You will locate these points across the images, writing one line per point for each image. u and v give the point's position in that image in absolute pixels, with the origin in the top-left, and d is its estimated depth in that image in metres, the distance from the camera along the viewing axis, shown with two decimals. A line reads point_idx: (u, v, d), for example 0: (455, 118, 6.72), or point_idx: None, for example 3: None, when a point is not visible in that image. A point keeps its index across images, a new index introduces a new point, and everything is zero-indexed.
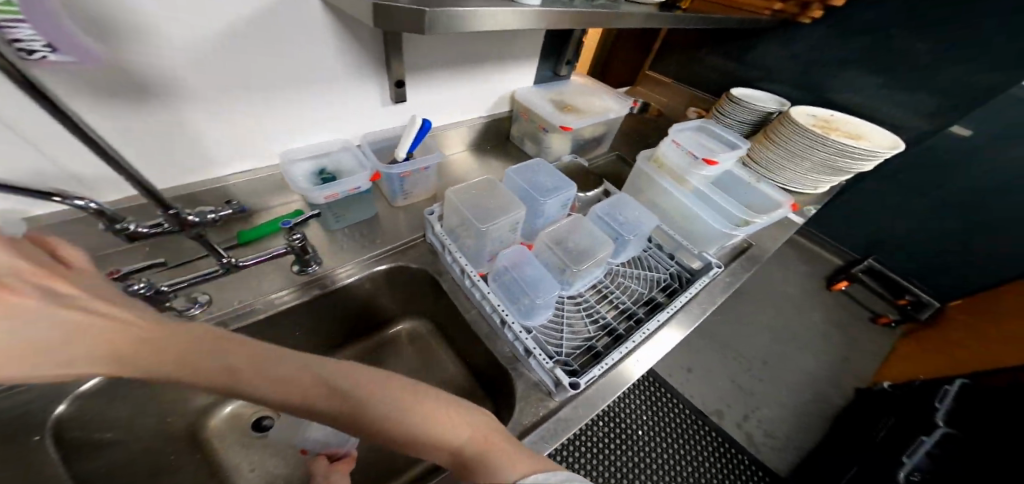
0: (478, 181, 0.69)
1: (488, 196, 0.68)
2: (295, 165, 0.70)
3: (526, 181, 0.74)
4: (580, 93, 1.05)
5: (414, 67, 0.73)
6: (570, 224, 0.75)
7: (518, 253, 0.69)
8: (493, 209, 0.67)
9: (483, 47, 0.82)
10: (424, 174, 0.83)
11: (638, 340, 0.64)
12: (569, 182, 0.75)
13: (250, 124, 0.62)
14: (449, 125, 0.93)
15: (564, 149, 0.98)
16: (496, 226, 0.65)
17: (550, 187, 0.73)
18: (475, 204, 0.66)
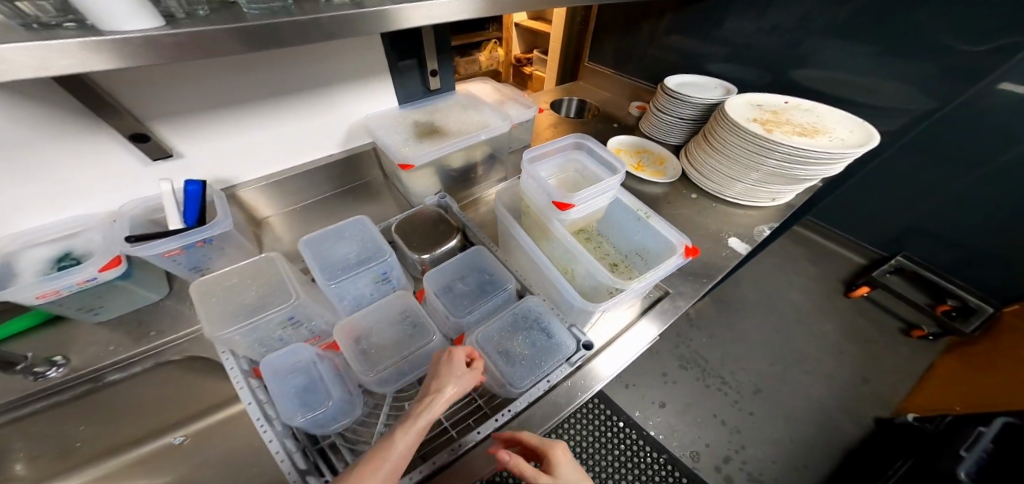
0: (246, 264, 0.56)
1: (248, 285, 0.55)
2: (34, 251, 0.55)
3: (323, 253, 0.60)
4: (456, 111, 0.85)
5: (159, 114, 0.57)
6: (381, 306, 0.62)
7: (306, 348, 0.57)
8: (248, 303, 0.53)
9: (272, 74, 0.64)
10: (227, 245, 0.64)
11: (453, 455, 0.51)
12: (381, 248, 0.61)
13: None
14: (284, 168, 0.77)
15: (429, 187, 0.80)
16: (251, 325, 0.51)
17: (353, 258, 0.60)
18: (224, 297, 0.53)
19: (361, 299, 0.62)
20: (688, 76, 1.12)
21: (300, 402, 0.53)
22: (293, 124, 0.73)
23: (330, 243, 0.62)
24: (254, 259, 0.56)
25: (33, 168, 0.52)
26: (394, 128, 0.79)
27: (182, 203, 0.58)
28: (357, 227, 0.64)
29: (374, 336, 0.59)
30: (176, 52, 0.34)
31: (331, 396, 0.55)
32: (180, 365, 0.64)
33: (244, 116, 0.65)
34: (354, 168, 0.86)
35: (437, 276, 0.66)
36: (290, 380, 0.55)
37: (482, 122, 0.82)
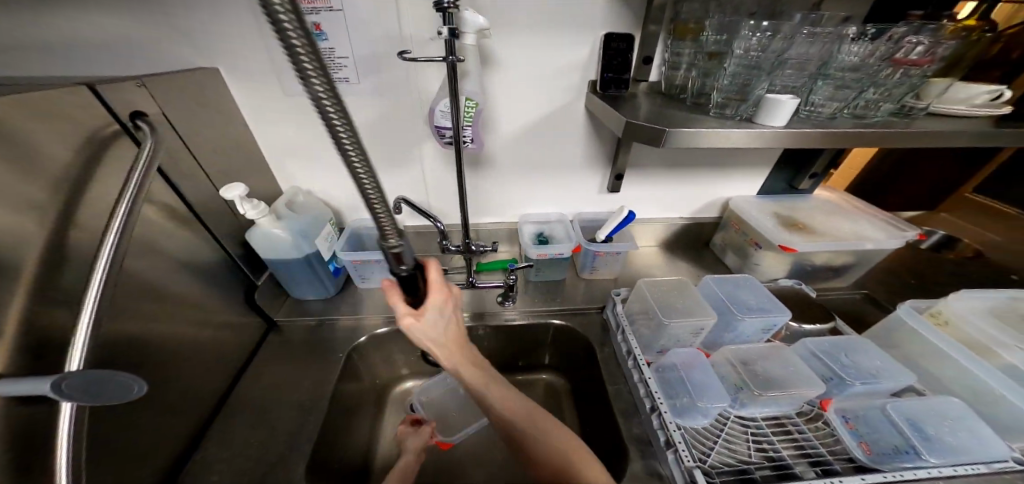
0: (670, 280, 0.72)
1: (672, 294, 0.70)
2: (528, 224, 0.96)
3: (722, 294, 0.68)
4: (823, 213, 0.88)
5: (635, 163, 0.89)
6: (767, 350, 0.62)
7: (682, 353, 0.64)
8: (672, 306, 0.67)
9: (712, 154, 0.87)
10: (617, 259, 0.90)
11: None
12: (783, 308, 0.64)
13: (512, 195, 0.93)
14: (650, 218, 1.00)
15: (780, 270, 0.84)
16: (681, 323, 0.63)
17: (754, 305, 0.65)
18: (667, 298, 0.68)
19: (742, 335, 0.65)
20: None
21: (673, 391, 0.60)
22: (682, 189, 0.95)
23: (726, 289, 0.69)
24: (672, 278, 0.72)
25: (566, 175, 0.91)
26: (759, 213, 0.89)
27: (619, 222, 0.85)
28: (752, 284, 0.70)
29: (757, 368, 0.59)
30: (779, 138, 0.55)
31: (711, 401, 0.55)
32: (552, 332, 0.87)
33: (662, 179, 0.92)
34: (691, 232, 1.02)
35: (816, 341, 0.62)
36: (666, 371, 0.63)
37: (858, 231, 0.81)
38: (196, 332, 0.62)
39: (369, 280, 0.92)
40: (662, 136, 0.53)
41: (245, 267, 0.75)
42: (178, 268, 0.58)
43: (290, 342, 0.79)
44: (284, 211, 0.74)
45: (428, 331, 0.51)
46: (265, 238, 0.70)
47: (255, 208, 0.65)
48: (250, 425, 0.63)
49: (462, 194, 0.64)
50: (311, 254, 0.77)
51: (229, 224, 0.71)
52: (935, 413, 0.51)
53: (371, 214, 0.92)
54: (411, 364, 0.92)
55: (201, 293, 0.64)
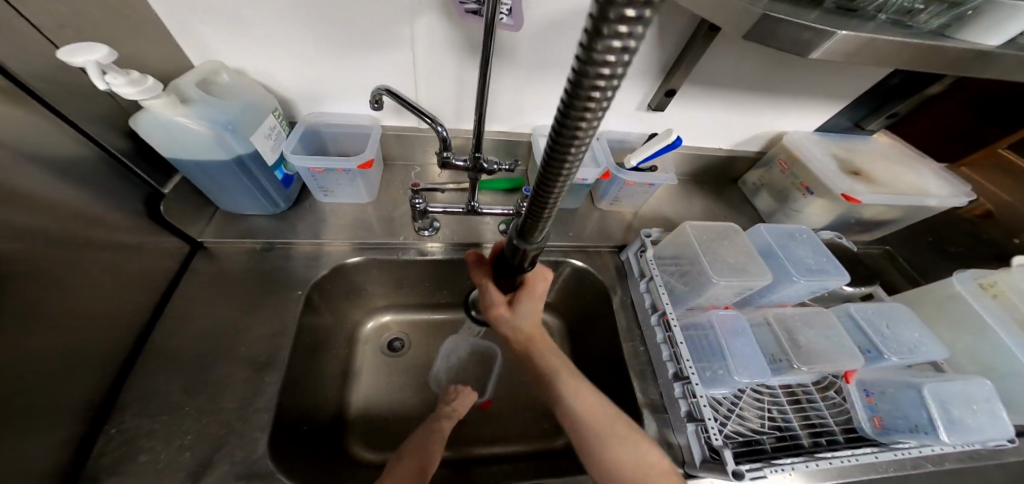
0: (719, 225, 0.62)
1: (719, 244, 0.60)
2: (541, 139, 0.76)
3: (777, 248, 0.59)
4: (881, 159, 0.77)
5: (695, 77, 0.67)
6: (808, 315, 0.59)
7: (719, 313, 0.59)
8: (721, 261, 0.58)
9: (791, 72, 0.67)
10: (647, 191, 0.77)
11: (832, 463, 0.48)
12: (843, 270, 0.56)
13: (530, 98, 0.70)
14: (685, 146, 0.84)
15: (816, 222, 0.76)
16: (732, 284, 0.55)
17: (813, 265, 0.57)
18: (714, 248, 0.59)
19: (787, 295, 0.59)
20: None
21: (702, 355, 0.57)
22: (736, 115, 0.77)
23: (780, 243, 0.61)
24: (722, 224, 0.62)
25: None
26: (818, 152, 0.76)
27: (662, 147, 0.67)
28: (807, 239, 0.61)
29: (798, 336, 0.56)
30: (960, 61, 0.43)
31: (746, 373, 0.53)
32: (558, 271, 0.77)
33: (721, 99, 0.72)
34: (723, 167, 0.89)
35: (858, 309, 0.59)
36: (695, 331, 0.59)
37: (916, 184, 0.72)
38: (83, 271, 0.44)
39: (334, 193, 0.73)
40: (824, 42, 0.39)
41: (134, 167, 0.53)
42: (33, 180, 0.38)
43: (237, 271, 0.64)
44: (190, 90, 0.48)
45: (515, 321, 0.52)
46: (172, 128, 0.46)
47: (128, 79, 0.39)
48: (187, 377, 0.53)
49: (489, 68, 0.45)
50: (245, 155, 0.53)
51: (104, 106, 0.46)
52: (968, 397, 0.51)
53: (333, 105, 0.67)
54: (393, 294, 0.81)
55: (82, 213, 0.44)
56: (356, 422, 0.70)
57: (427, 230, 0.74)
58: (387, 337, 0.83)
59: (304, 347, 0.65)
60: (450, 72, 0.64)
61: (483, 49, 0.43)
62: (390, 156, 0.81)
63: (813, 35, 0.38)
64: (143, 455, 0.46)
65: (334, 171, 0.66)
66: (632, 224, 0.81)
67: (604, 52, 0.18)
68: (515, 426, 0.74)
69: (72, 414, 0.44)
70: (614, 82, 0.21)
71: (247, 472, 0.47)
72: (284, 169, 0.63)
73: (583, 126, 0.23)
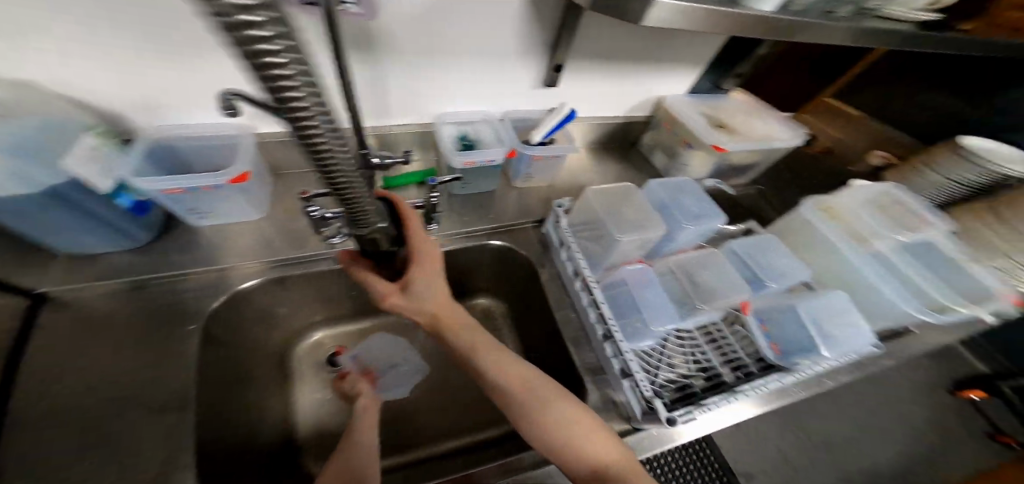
0: (617, 188, 0.66)
1: (620, 204, 0.64)
2: (445, 126, 0.72)
3: (667, 201, 0.66)
4: (741, 112, 0.89)
5: (578, 51, 0.70)
6: (703, 257, 0.66)
7: (632, 269, 0.64)
8: (623, 219, 0.62)
9: (656, 39, 0.73)
10: (554, 163, 0.78)
11: (746, 394, 0.55)
12: (718, 211, 0.65)
13: (421, 86, 0.66)
14: (586, 117, 0.88)
15: (701, 173, 0.86)
16: (634, 238, 0.60)
17: (696, 211, 0.64)
18: (616, 210, 0.63)
19: (683, 242, 0.66)
20: None
21: (624, 312, 0.61)
22: (623, 83, 0.81)
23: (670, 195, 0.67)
24: (620, 185, 0.67)
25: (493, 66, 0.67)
26: (692, 111, 0.85)
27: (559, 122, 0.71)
28: (691, 187, 0.69)
29: (697, 277, 0.63)
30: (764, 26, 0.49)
31: (659, 322, 0.58)
32: (487, 254, 0.77)
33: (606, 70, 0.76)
34: (624, 133, 0.95)
35: (742, 245, 0.68)
36: (614, 290, 0.63)
37: (768, 130, 0.84)
38: None
39: (213, 214, 0.62)
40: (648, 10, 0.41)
41: None
42: None
43: (96, 323, 0.52)
44: None
45: (415, 303, 0.50)
46: None
47: None
48: (57, 452, 0.42)
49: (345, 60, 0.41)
50: (58, 185, 0.44)
51: None
52: (834, 312, 0.62)
53: (186, 110, 0.57)
54: (314, 310, 0.74)
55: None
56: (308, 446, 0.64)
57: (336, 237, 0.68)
58: (321, 357, 0.76)
59: (215, 386, 0.56)
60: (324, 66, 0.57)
61: (330, 39, 0.38)
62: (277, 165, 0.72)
63: (639, 5, 0.41)
64: None
65: (199, 189, 0.56)
66: (549, 198, 0.83)
67: (260, 54, 0.17)
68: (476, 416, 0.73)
69: None
70: (296, 74, 0.20)
71: None
72: (131, 195, 0.52)
73: (300, 110, 0.23)
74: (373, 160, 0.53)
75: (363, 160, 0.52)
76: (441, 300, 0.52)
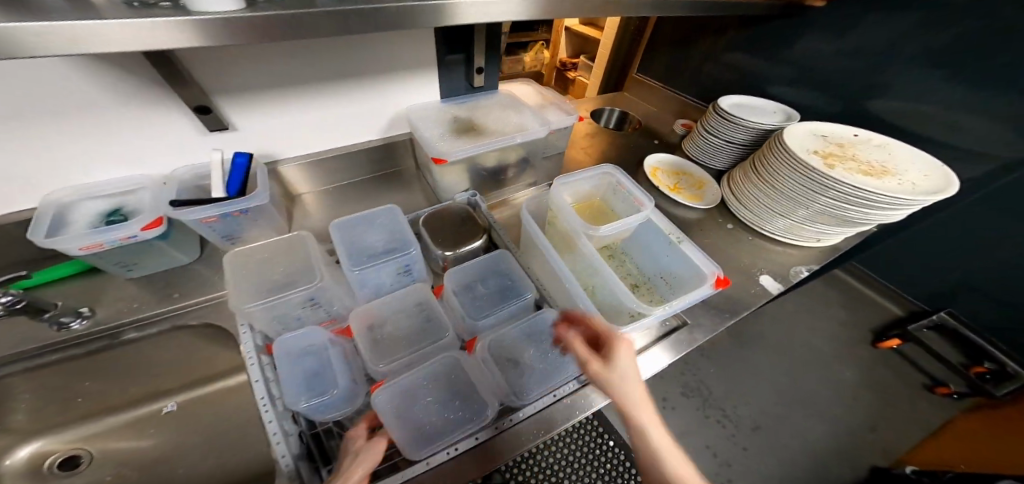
0: (279, 240, 0.58)
1: (279, 262, 0.57)
2: (87, 203, 0.59)
3: (345, 245, 0.59)
4: (496, 110, 0.82)
5: (231, 84, 0.60)
6: (404, 298, 0.62)
7: (312, 334, 0.56)
8: (275, 280, 0.54)
9: (316, 54, 0.64)
10: (255, 217, 0.67)
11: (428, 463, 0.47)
12: (409, 242, 0.61)
13: (16, 166, 0.53)
14: (325, 150, 0.79)
15: (460, 184, 0.78)
16: (269, 303, 0.51)
17: (377, 249, 0.60)
18: (266, 269, 0.55)
19: (376, 284, 0.61)
20: (749, 98, 1.00)
21: (299, 387, 0.52)
22: (337, 105, 0.73)
23: (353, 237, 0.61)
24: (288, 234, 0.59)
25: (96, 119, 0.55)
26: (432, 121, 0.78)
27: (232, 171, 0.61)
28: (385, 220, 0.64)
29: (384, 328, 0.59)
30: (295, 23, 0.34)
31: (309, 395, 0.51)
32: (189, 335, 0.64)
33: (297, 95, 0.68)
34: (388, 154, 0.86)
35: (459, 274, 0.65)
36: (294, 362, 0.54)
37: (518, 124, 0.79)
38: None
39: None
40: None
41: None
42: None
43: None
44: None
45: None
46: None
47: None
48: None
49: None
50: None
51: None
52: (540, 335, 0.61)
53: None
54: None
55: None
56: None
57: None
58: None
59: None
60: None
61: None
62: None
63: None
64: None
65: None
66: None
67: None
68: None
69: None
70: None
71: None
72: None
73: None
74: None
75: None
76: None
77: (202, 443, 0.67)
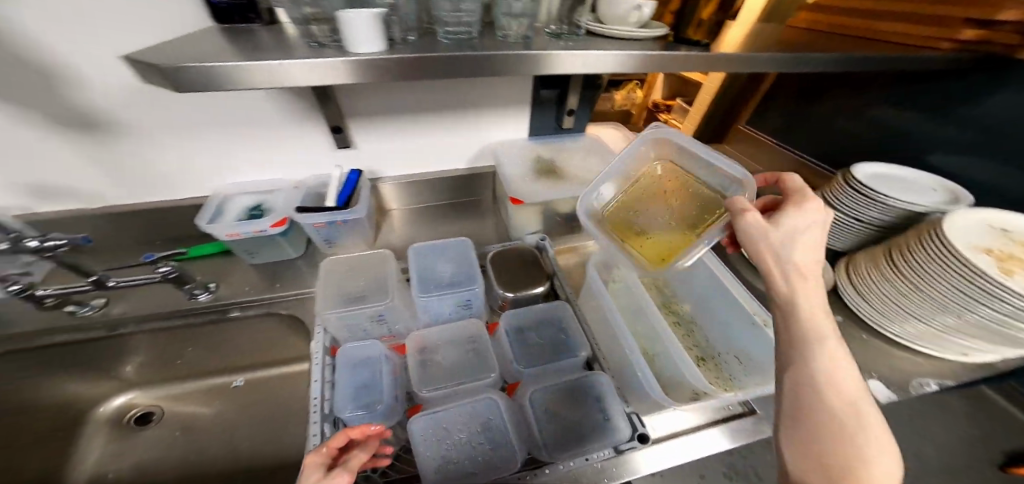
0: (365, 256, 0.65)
1: (360, 276, 0.63)
2: (239, 197, 0.73)
3: (417, 271, 0.63)
4: (584, 155, 0.82)
5: (357, 112, 0.70)
6: (457, 331, 0.63)
7: (370, 347, 0.59)
8: (354, 293, 0.60)
9: (429, 91, 0.70)
10: (352, 228, 0.76)
11: None
12: (474, 278, 0.63)
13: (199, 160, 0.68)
14: (417, 174, 0.86)
15: (532, 224, 0.78)
16: (343, 314, 0.57)
17: (444, 280, 0.62)
18: (348, 281, 0.62)
19: (436, 312, 0.63)
20: (894, 168, 0.83)
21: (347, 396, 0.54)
22: (436, 136, 0.79)
23: (426, 264, 0.65)
24: (374, 252, 0.66)
25: (264, 133, 0.68)
26: (517, 160, 0.81)
27: (343, 187, 0.71)
28: (459, 251, 0.67)
29: (433, 357, 0.60)
30: (415, 67, 0.39)
31: (351, 409, 0.52)
32: (275, 320, 0.73)
33: (408, 125, 0.75)
34: (469, 185, 0.90)
35: (515, 316, 0.65)
36: (349, 370, 0.57)
37: (603, 173, 0.77)
38: None
39: None
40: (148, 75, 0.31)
41: None
42: None
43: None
44: None
45: None
46: None
47: None
48: None
49: None
50: None
51: None
52: (584, 394, 0.56)
53: None
54: (104, 384, 0.73)
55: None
56: None
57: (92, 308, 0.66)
58: (123, 419, 0.73)
59: None
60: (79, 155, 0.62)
61: None
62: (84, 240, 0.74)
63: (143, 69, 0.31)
64: None
65: None
66: None
67: None
68: None
69: None
70: None
71: None
72: None
73: None
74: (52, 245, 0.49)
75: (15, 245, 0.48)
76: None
77: (261, 420, 0.74)
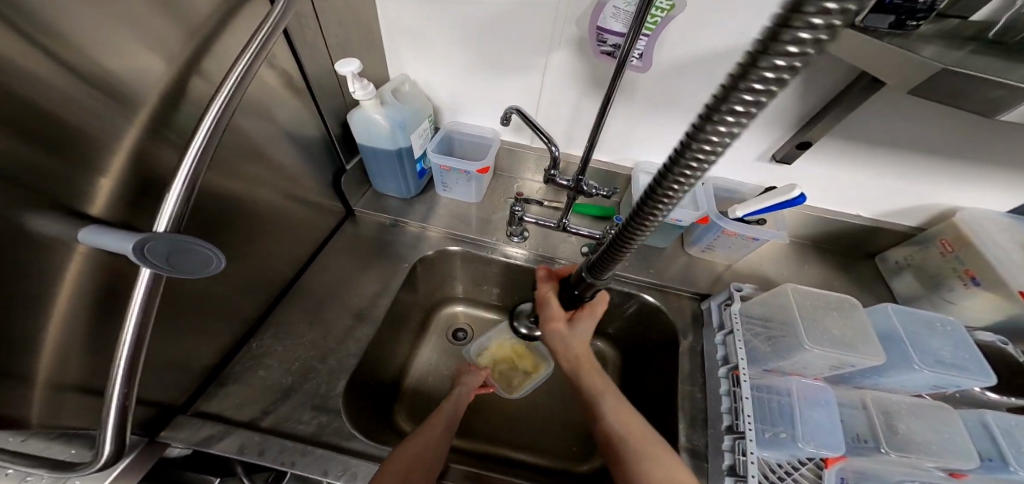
0: (833, 297, 0.58)
1: (830, 316, 0.56)
2: (641, 174, 0.76)
3: (904, 335, 0.54)
4: None
5: (839, 130, 0.61)
6: (922, 409, 0.54)
7: (796, 382, 0.56)
8: (834, 335, 0.54)
9: (953, 135, 0.57)
10: (748, 245, 0.72)
11: None
12: (989, 374, 0.50)
13: (642, 130, 0.72)
14: (820, 208, 0.74)
15: (975, 323, 0.63)
16: (826, 355, 0.52)
17: (948, 361, 0.52)
18: (818, 317, 0.56)
19: (900, 382, 0.55)
20: None
21: (764, 417, 0.54)
22: (889, 178, 0.65)
23: (911, 330, 0.55)
24: (835, 295, 0.58)
25: None
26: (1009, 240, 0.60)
27: (780, 203, 0.63)
28: (949, 332, 0.55)
29: (899, 424, 0.53)
30: None
31: (813, 442, 0.51)
32: (630, 302, 0.77)
33: (876, 159, 0.63)
34: (861, 240, 0.76)
35: (998, 419, 0.54)
36: (766, 395, 0.56)
37: None
38: (273, 218, 0.64)
39: (451, 189, 0.87)
40: (1008, 109, 0.36)
41: (340, 148, 0.78)
42: (284, 147, 0.63)
43: (365, 237, 0.81)
44: (388, 97, 0.72)
45: (569, 336, 0.59)
46: (369, 120, 0.70)
47: (361, 87, 0.64)
48: (314, 309, 0.68)
49: (610, 104, 0.53)
50: (404, 150, 0.76)
51: (335, 100, 0.73)
52: None
53: (469, 117, 0.86)
54: (469, 289, 0.92)
55: (283, 165, 0.64)
56: (408, 394, 0.79)
57: (515, 237, 0.82)
58: (453, 325, 0.93)
59: (393, 316, 0.75)
60: (573, 94, 0.76)
61: (608, 89, 0.52)
62: (499, 167, 0.94)
63: (1004, 94, 0.35)
64: (284, 342, 0.62)
65: (457, 171, 0.81)
66: (722, 275, 0.76)
67: (728, 112, 0.20)
68: (550, 440, 0.76)
69: (268, 288, 0.64)
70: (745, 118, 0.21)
71: (322, 403, 0.56)
72: (422, 164, 0.84)
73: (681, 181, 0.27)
74: (583, 188, 0.66)
75: (575, 186, 0.66)
76: (615, 397, 0.55)
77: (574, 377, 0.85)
